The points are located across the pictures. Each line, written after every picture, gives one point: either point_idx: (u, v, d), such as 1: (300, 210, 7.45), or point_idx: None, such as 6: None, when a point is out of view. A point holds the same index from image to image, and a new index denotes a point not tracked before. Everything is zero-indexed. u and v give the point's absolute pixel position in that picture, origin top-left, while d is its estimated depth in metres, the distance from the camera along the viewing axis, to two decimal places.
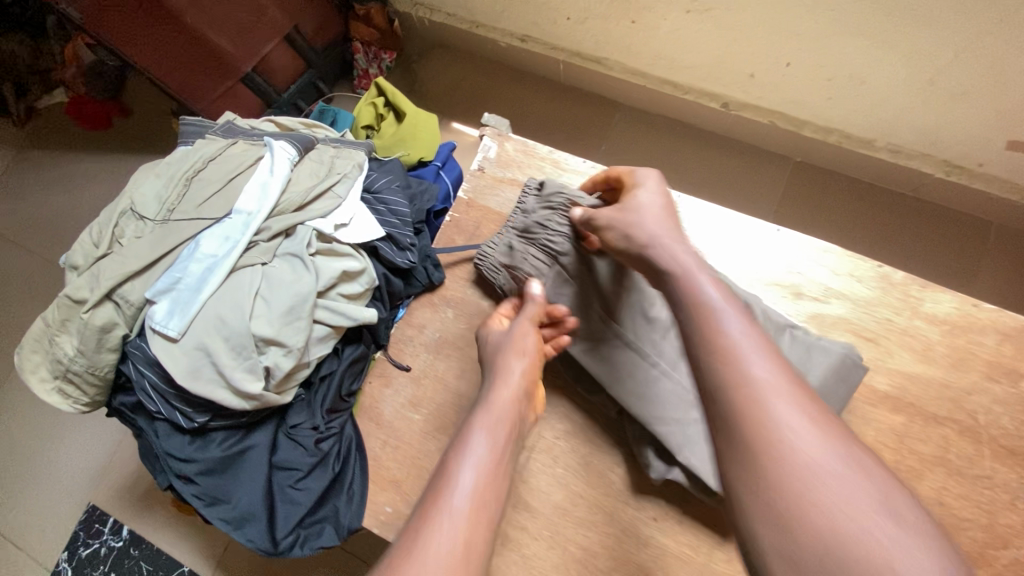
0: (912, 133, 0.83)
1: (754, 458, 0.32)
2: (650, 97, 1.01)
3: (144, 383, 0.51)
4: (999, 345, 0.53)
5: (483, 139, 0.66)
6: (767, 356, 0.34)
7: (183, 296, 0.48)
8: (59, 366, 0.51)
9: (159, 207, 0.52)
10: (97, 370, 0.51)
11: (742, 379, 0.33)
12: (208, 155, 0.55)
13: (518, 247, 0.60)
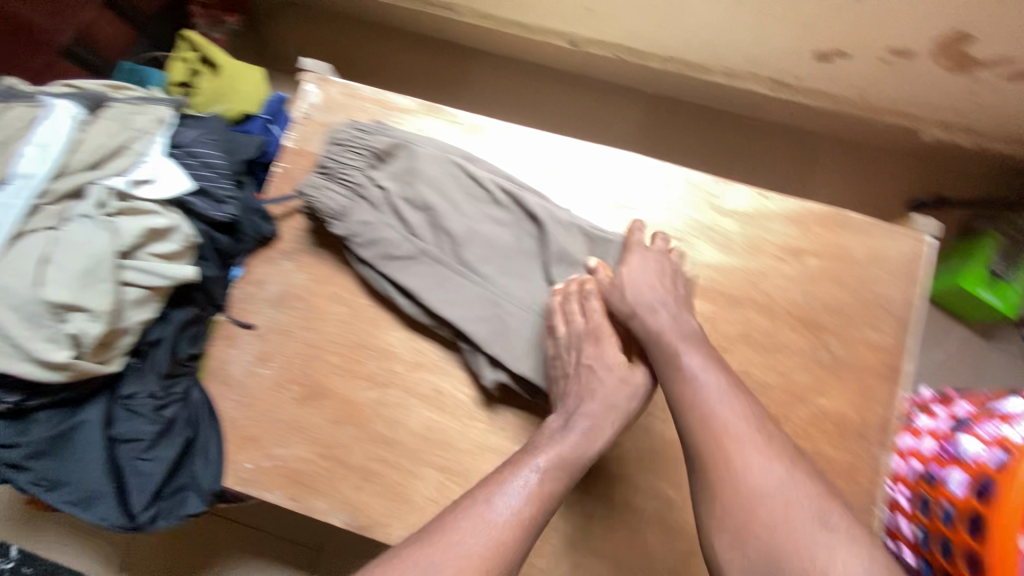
0: (738, 56, 0.87)
1: (745, 524, 0.43)
2: (503, 41, 1.00)
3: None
4: (785, 228, 0.59)
5: (304, 84, 0.65)
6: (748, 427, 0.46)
7: None
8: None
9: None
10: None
11: (740, 464, 0.44)
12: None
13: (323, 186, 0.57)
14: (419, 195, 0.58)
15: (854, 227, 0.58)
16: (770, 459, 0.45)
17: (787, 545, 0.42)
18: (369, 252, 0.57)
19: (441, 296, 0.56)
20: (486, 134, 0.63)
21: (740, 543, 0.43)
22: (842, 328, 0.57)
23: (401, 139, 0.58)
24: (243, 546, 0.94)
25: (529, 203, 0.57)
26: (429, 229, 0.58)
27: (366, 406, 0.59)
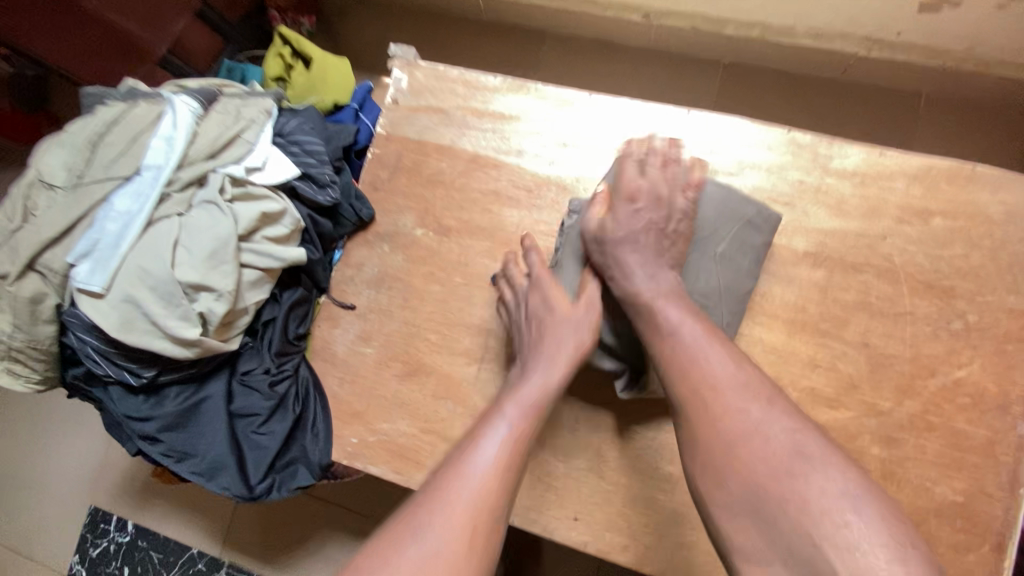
0: (826, 16, 0.81)
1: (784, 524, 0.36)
2: (571, 20, 0.99)
3: (86, 350, 0.53)
4: (907, 188, 0.54)
5: (393, 70, 0.66)
6: (718, 352, 0.44)
7: (104, 255, 0.50)
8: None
9: (71, 179, 0.53)
10: (37, 343, 0.52)
11: (719, 408, 0.41)
12: (110, 122, 0.55)
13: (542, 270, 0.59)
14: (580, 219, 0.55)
15: (989, 183, 0.53)
16: (747, 404, 0.41)
17: (796, 512, 0.36)
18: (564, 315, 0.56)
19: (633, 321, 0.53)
20: (576, 107, 0.62)
21: (719, 481, 0.40)
22: (978, 293, 0.52)
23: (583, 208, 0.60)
24: (335, 524, 0.98)
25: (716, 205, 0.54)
26: None
27: (464, 382, 0.59)
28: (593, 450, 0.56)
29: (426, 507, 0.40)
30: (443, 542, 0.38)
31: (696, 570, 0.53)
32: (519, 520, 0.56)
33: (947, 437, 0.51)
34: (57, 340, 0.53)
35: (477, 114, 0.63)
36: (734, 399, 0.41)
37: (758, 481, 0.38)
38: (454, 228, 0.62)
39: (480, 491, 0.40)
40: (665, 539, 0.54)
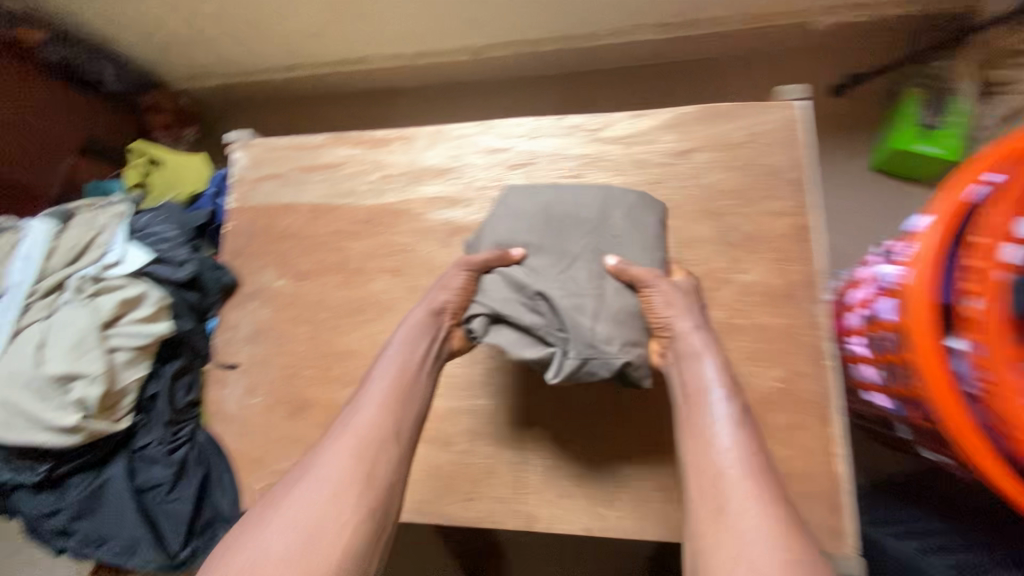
0: (615, 14, 0.96)
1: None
2: (417, 72, 1.12)
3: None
4: (665, 136, 0.63)
5: (233, 154, 0.75)
6: (737, 430, 0.43)
7: None
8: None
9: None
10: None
11: (725, 481, 0.41)
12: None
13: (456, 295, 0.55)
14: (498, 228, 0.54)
15: (729, 115, 0.62)
16: (760, 488, 0.41)
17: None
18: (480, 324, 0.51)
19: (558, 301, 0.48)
20: (393, 145, 0.70)
21: (717, 529, 0.40)
22: (744, 206, 0.60)
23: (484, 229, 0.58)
24: None
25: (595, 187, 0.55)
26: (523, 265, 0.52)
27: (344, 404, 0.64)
28: (469, 432, 0.61)
29: (328, 443, 0.46)
30: (337, 473, 0.44)
31: (580, 515, 0.57)
32: (417, 515, 0.60)
33: (754, 333, 0.58)
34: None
35: (310, 170, 0.72)
36: (748, 483, 0.41)
37: (745, 553, 0.38)
38: (309, 270, 0.69)
39: (367, 432, 0.46)
40: (547, 495, 0.58)
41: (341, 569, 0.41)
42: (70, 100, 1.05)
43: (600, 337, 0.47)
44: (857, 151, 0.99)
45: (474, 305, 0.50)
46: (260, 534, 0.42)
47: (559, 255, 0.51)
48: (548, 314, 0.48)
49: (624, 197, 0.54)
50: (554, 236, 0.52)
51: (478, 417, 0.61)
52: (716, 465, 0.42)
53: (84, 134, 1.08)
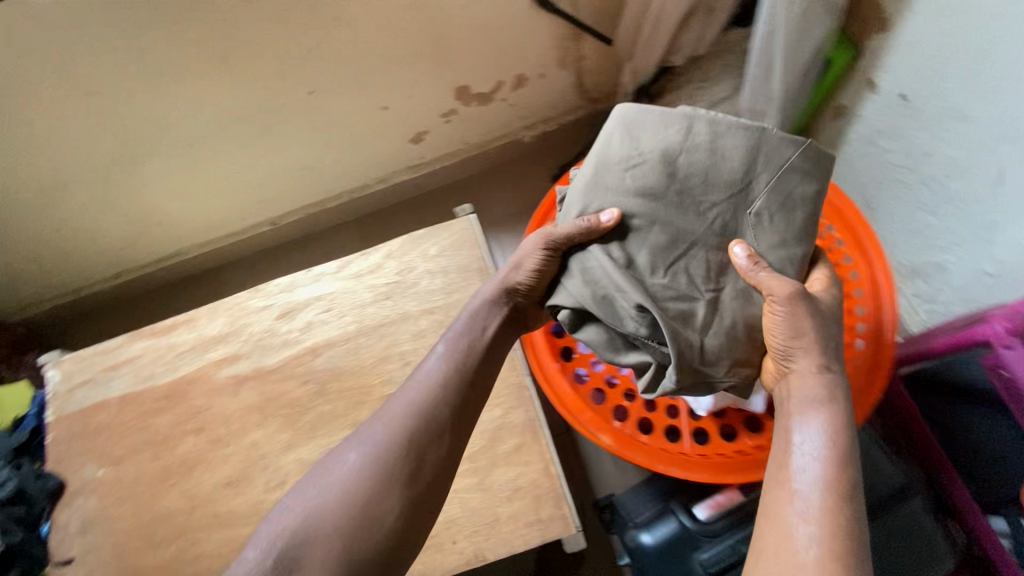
0: (373, 170, 1.22)
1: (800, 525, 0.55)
2: (231, 249, 1.31)
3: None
4: (385, 264, 0.84)
5: (48, 373, 0.85)
6: (819, 451, 0.60)
7: None
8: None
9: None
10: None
11: (789, 479, 0.59)
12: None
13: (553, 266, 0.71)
14: (604, 182, 0.69)
15: (425, 237, 0.85)
16: (809, 492, 0.57)
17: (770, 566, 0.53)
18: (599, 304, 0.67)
19: (682, 298, 0.67)
20: (178, 328, 0.85)
21: (783, 508, 0.57)
22: (448, 299, 0.81)
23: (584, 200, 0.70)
24: None
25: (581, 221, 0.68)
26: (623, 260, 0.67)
27: (171, 561, 0.74)
28: None
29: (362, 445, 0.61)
30: (344, 466, 0.59)
31: None
32: None
33: None
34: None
35: (114, 368, 0.84)
36: (812, 472, 0.58)
37: (776, 549, 0.54)
38: (125, 452, 0.80)
39: (374, 448, 0.59)
40: None
41: (335, 539, 0.54)
42: None
43: (704, 351, 0.66)
44: None
45: (563, 300, 0.69)
46: (297, 494, 0.58)
47: (651, 263, 0.67)
48: (749, 290, 0.67)
49: (784, 156, 0.67)
50: (676, 223, 0.67)
51: None
52: (799, 476, 0.59)
53: None
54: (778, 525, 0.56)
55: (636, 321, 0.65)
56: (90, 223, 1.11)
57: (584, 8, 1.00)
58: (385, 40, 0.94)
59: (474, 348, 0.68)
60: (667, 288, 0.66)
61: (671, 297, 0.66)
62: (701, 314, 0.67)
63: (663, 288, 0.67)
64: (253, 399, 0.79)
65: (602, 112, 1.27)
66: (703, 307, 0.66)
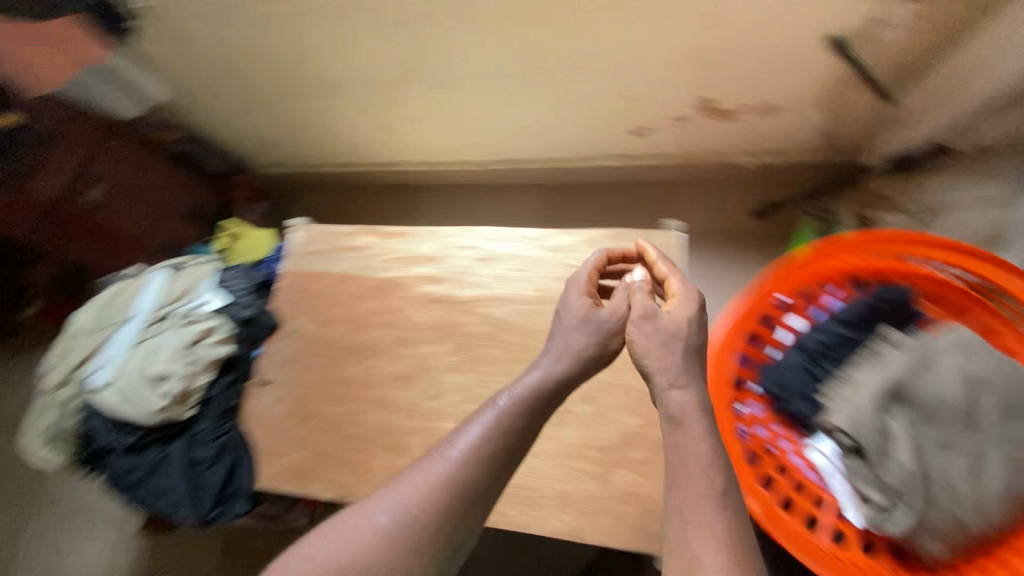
0: (587, 146, 1.27)
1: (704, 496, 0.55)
2: (438, 174, 1.46)
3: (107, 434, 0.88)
4: (584, 248, 0.90)
5: (291, 233, 1.06)
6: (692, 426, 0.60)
7: (117, 362, 0.86)
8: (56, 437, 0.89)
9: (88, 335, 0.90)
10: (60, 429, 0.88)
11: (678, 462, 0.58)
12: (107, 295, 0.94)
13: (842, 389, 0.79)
14: (936, 357, 0.73)
15: (629, 237, 0.88)
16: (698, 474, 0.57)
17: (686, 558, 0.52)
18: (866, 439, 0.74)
19: (948, 483, 0.68)
20: (397, 236, 0.99)
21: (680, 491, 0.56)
22: None
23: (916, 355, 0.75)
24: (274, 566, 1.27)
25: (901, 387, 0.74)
26: (919, 430, 0.72)
27: (338, 418, 0.90)
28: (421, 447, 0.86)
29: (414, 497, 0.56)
30: (410, 503, 0.56)
31: None
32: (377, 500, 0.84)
33: (626, 393, 0.81)
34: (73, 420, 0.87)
35: (343, 249, 1.01)
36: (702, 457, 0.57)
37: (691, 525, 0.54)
38: (330, 319, 0.97)
39: (446, 479, 0.57)
40: None
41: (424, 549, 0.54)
42: (186, 180, 1.45)
43: (936, 524, 0.68)
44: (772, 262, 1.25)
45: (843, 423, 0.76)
46: (353, 533, 0.54)
47: (947, 444, 0.70)
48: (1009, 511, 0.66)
49: None
50: (981, 433, 0.69)
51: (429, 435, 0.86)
52: (693, 477, 0.56)
53: (185, 204, 1.46)
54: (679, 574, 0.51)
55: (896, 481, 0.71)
56: (345, 121, 1.30)
57: (878, 64, 0.91)
58: (656, 41, 0.94)
59: (510, 429, 0.62)
60: (946, 469, 0.69)
61: (945, 484, 0.68)
62: (959, 507, 0.67)
63: (940, 470, 0.69)
64: (438, 319, 0.92)
65: (837, 164, 1.20)
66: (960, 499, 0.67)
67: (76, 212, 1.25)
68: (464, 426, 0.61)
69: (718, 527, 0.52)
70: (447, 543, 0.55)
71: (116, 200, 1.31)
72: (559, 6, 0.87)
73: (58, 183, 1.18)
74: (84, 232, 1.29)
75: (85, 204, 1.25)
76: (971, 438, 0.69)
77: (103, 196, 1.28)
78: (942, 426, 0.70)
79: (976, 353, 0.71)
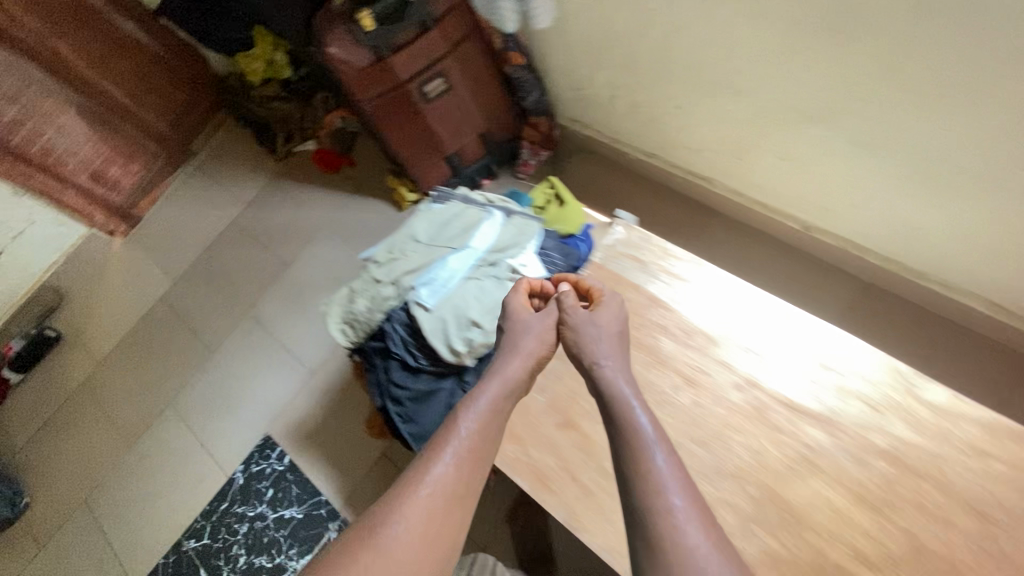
0: (958, 275, 1.04)
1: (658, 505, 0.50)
2: (744, 213, 1.30)
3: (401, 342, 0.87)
4: (973, 429, 0.73)
5: (615, 227, 0.98)
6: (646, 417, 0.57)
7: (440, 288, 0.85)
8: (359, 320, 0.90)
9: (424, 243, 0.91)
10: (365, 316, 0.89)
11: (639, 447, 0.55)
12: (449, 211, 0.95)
13: None
14: None
15: None
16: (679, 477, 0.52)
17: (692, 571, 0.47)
18: None
19: None
20: (736, 291, 0.89)
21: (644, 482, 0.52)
22: (1014, 530, 0.68)
23: None
24: None
25: None
26: None
27: (598, 445, 0.84)
28: None
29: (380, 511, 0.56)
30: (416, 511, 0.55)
31: None
32: (608, 555, 0.78)
33: None
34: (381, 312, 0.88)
35: (669, 275, 0.93)
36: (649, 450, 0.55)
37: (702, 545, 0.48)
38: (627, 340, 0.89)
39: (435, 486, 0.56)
40: None
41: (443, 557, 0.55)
42: (498, 103, 1.43)
43: None
44: None
45: None
46: (377, 535, 0.54)
47: None
48: None
49: None
50: None
51: None
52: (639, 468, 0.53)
53: (486, 125, 1.45)
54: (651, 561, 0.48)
55: None
56: (698, 123, 1.17)
57: None
58: None
59: (492, 433, 0.62)
60: None
61: None
62: None
63: None
64: (753, 405, 0.80)
65: None
66: None
67: (410, 97, 1.27)
68: (455, 418, 0.60)
69: (671, 468, 0.53)
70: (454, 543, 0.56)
71: (442, 99, 1.32)
72: None
73: (415, 67, 1.23)
74: (402, 116, 1.32)
75: (421, 94, 1.28)
76: None
77: (436, 93, 1.30)
78: None
79: None
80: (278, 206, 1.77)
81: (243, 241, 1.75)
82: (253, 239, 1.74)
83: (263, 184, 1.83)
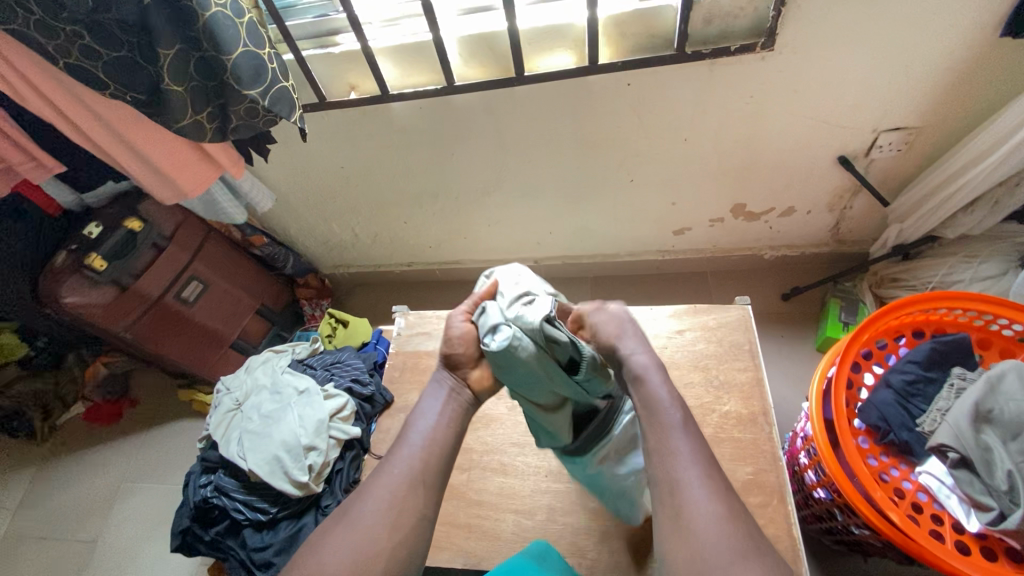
0: (632, 245, 1.48)
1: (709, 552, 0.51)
2: (496, 270, 1.63)
3: (525, 352, 0.63)
4: (669, 320, 1.06)
5: (396, 318, 1.07)
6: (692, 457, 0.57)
7: (264, 434, 0.93)
8: (465, 305, 0.72)
9: (232, 400, 1.01)
10: (271, 402, 0.97)
11: (679, 482, 0.56)
12: (255, 363, 1.07)
13: (910, 408, 0.78)
14: (929, 378, 0.79)
15: (705, 310, 1.06)
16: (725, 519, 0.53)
17: None
18: (925, 423, 0.76)
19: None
20: None
21: (677, 524, 0.54)
22: (721, 365, 0.99)
23: (932, 372, 0.79)
24: None
25: (933, 398, 0.77)
26: (979, 416, 0.71)
27: (460, 485, 0.95)
28: (547, 506, 0.90)
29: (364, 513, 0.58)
30: (389, 501, 0.58)
31: (623, 568, 0.83)
32: None
33: (732, 443, 0.90)
34: (204, 483, 0.94)
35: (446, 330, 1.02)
36: (693, 474, 0.56)
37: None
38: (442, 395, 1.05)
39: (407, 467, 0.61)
40: (602, 550, 0.85)
41: (414, 524, 0.57)
42: (262, 281, 1.58)
43: None
44: (806, 336, 1.40)
45: (935, 437, 0.72)
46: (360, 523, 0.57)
47: (975, 402, 0.71)
48: None
49: None
50: (993, 392, 0.72)
51: (555, 495, 0.91)
52: (670, 486, 0.56)
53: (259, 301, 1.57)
54: (667, 497, 0.56)
55: (976, 447, 0.69)
56: (424, 224, 1.48)
57: (874, 172, 1.18)
58: (705, 161, 1.19)
59: (446, 429, 0.65)
60: (1004, 435, 0.69)
61: (980, 436, 0.69)
62: (1018, 462, 0.67)
63: (1005, 442, 0.69)
64: None
65: (843, 254, 1.42)
66: (998, 437, 0.69)
67: (169, 306, 1.34)
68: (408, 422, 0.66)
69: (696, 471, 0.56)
70: (421, 520, 0.58)
71: (203, 299, 1.42)
72: (638, 138, 1.14)
73: (162, 282, 1.31)
74: (166, 326, 1.36)
75: (181, 301, 1.36)
76: (1007, 403, 0.71)
77: (195, 296, 1.39)
78: (949, 397, 0.76)
79: (958, 366, 0.79)
80: (62, 489, 1.55)
81: (26, 549, 1.46)
82: (41, 540, 1.47)
83: (32, 477, 1.59)
